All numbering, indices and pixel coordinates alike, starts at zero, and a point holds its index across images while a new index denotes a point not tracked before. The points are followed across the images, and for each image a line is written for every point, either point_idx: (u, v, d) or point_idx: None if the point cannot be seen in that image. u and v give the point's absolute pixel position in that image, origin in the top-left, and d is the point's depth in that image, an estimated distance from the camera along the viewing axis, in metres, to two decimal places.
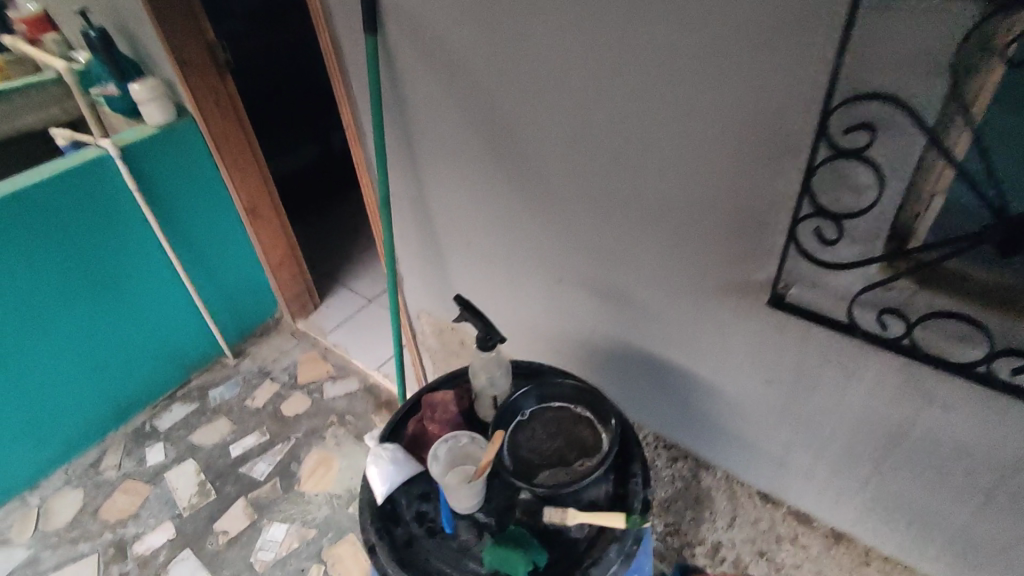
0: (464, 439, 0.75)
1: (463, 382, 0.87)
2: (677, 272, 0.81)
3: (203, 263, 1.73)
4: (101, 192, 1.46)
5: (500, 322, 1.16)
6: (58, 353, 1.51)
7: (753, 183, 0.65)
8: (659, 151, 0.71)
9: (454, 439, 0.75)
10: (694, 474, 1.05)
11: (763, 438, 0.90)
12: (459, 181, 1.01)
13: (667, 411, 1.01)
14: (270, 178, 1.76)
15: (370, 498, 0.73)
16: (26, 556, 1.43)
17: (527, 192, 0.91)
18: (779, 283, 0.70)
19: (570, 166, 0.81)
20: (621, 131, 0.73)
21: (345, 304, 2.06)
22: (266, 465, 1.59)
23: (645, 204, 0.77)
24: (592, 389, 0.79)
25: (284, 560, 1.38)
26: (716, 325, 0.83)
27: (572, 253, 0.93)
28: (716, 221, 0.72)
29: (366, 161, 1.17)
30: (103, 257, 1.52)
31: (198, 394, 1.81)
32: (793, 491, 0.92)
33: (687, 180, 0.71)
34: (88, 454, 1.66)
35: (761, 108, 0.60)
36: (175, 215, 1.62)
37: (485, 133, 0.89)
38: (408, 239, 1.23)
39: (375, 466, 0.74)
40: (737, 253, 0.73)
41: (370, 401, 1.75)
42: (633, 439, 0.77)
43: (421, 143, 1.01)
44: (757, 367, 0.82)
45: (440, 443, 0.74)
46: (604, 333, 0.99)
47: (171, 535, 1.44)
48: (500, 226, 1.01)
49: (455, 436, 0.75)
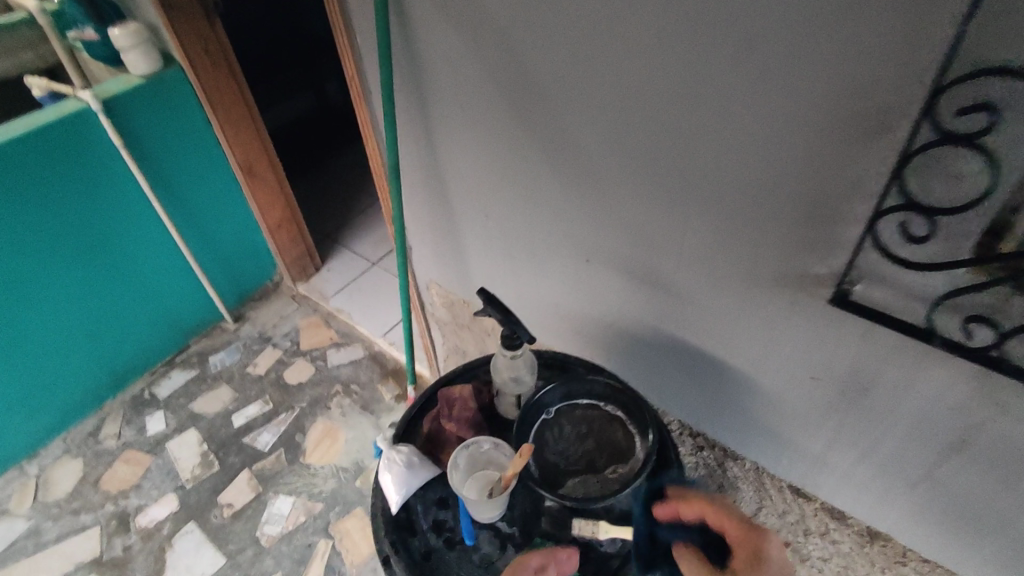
0: (485, 446, 0.69)
1: (481, 373, 0.81)
2: (724, 258, 0.73)
3: (198, 224, 1.64)
4: (85, 150, 1.35)
5: (519, 298, 1.08)
6: (49, 322, 1.44)
7: (829, 164, 0.57)
8: (718, 125, 0.61)
9: (474, 445, 0.69)
10: (721, 463, 1.00)
11: (803, 436, 0.84)
12: (477, 147, 0.91)
13: (696, 399, 0.95)
14: (267, 134, 1.65)
15: (384, 506, 0.68)
16: (28, 527, 1.41)
17: (557, 164, 0.82)
18: (847, 277, 0.62)
19: (610, 138, 0.72)
20: (674, 101, 0.63)
21: (348, 266, 1.98)
22: (270, 437, 1.54)
23: (697, 182, 0.68)
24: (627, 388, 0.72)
25: (291, 534, 1.36)
26: (763, 317, 0.75)
27: (604, 231, 0.84)
28: (779, 205, 0.63)
29: (373, 123, 1.07)
30: (91, 221, 1.43)
31: (197, 360, 1.75)
32: (829, 490, 0.87)
33: (748, 158, 0.62)
34: (86, 422, 1.62)
35: (853, 78, 0.51)
36: (166, 174, 1.52)
37: (511, 95, 0.79)
38: (417, 207, 1.13)
39: (388, 472, 0.68)
40: (800, 241, 0.64)
41: (375, 369, 1.70)
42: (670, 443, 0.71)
43: (435, 103, 0.90)
44: (806, 363, 0.75)
45: (460, 450, 0.69)
46: (632, 316, 0.92)
47: (174, 507, 1.42)
48: (522, 198, 0.92)
49: (475, 442, 0.70)
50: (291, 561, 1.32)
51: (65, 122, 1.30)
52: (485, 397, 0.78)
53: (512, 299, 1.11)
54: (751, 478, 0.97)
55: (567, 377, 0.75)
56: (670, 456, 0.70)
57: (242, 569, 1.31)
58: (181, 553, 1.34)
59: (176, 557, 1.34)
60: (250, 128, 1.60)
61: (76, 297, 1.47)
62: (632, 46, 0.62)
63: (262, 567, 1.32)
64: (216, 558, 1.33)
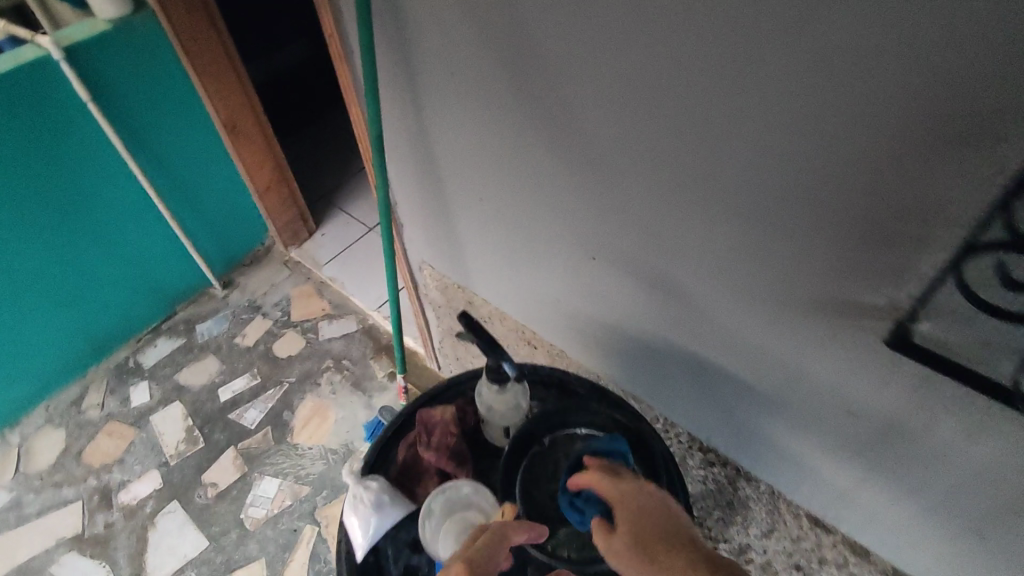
0: (466, 489, 0.62)
1: (467, 392, 0.73)
2: (751, 274, 0.62)
3: (180, 185, 1.53)
4: (51, 104, 1.23)
5: (518, 290, 0.98)
6: (24, 288, 1.36)
7: (903, 176, 0.45)
8: (763, 117, 0.50)
9: (452, 487, 0.61)
10: (732, 481, 0.90)
11: (828, 470, 0.73)
12: (472, 124, 0.78)
13: (708, 417, 0.84)
14: (253, 90, 1.52)
15: (349, 552, 0.61)
16: (8, 499, 1.37)
17: (562, 148, 0.70)
18: (917, 311, 0.50)
19: (627, 123, 0.60)
20: (711, 83, 0.51)
21: (343, 232, 1.88)
22: (257, 413, 1.48)
23: (728, 183, 0.57)
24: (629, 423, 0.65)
25: (276, 518, 1.31)
26: (792, 343, 0.64)
27: (614, 230, 0.73)
28: (828, 220, 0.52)
29: (356, 90, 0.95)
30: (61, 182, 1.32)
31: (184, 328, 1.68)
32: (853, 525, 0.78)
33: (797, 161, 0.50)
34: (69, 390, 1.57)
35: (952, 69, 0.39)
36: (142, 131, 1.39)
37: (513, 64, 0.66)
38: (407, 183, 1.02)
39: (355, 516, 0.60)
40: (848, 266, 0.53)
41: (368, 345, 1.61)
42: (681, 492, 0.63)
43: (424, 70, 0.78)
44: (840, 397, 0.64)
45: (435, 495, 0.61)
46: (641, 324, 0.81)
47: (157, 485, 1.37)
48: (523, 183, 0.79)
49: (455, 483, 0.62)
50: (275, 546, 1.27)
51: (26, 72, 1.17)
52: (471, 418, 0.70)
53: (509, 291, 1.00)
54: (764, 500, 0.87)
55: (563, 407, 0.68)
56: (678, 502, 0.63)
57: (225, 552, 1.27)
58: (164, 533, 1.30)
59: (158, 537, 1.30)
60: (233, 82, 1.47)
61: (50, 262, 1.38)
62: (662, 13, 0.50)
63: (245, 551, 1.27)
64: (199, 540, 1.29)
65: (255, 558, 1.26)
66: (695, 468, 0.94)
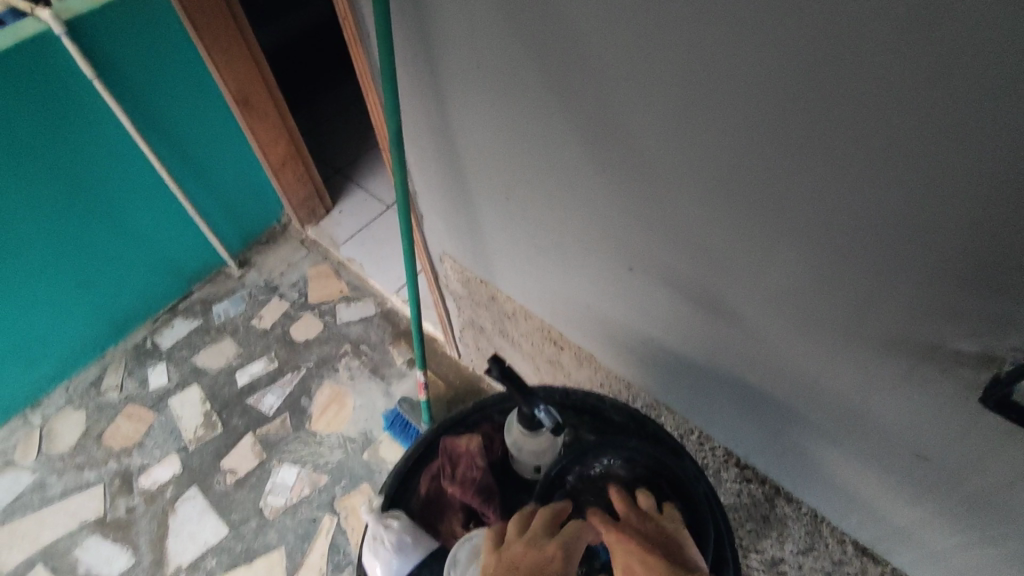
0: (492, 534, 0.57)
1: (495, 416, 0.72)
2: (816, 300, 0.55)
3: (191, 162, 1.47)
4: (55, 83, 1.17)
5: (546, 291, 0.91)
6: (40, 271, 1.34)
7: None
8: (860, 131, 0.43)
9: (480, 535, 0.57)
10: (770, 499, 0.84)
11: (887, 503, 0.67)
12: (500, 118, 0.71)
13: (751, 436, 0.78)
14: (263, 60, 1.44)
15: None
16: (32, 480, 1.38)
17: (604, 150, 0.62)
18: None
19: (685, 128, 0.53)
20: (795, 89, 0.44)
21: (360, 210, 1.82)
22: (275, 399, 1.46)
23: (805, 200, 0.49)
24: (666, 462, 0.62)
25: (294, 507, 1.30)
26: (859, 374, 0.58)
27: (658, 239, 0.66)
28: (931, 250, 0.45)
29: (371, 72, 0.87)
30: (71, 163, 1.27)
31: (201, 309, 1.66)
32: (907, 558, 0.72)
33: (896, 181, 0.43)
34: (88, 371, 1.56)
35: None
36: (151, 106, 1.33)
37: (550, 58, 0.59)
38: (428, 174, 0.94)
39: (378, 562, 0.57)
40: (951, 301, 0.46)
41: (387, 329, 1.58)
42: (727, 538, 0.61)
43: (448, 57, 0.70)
44: (912, 436, 0.58)
45: (461, 544, 0.57)
46: (681, 337, 0.74)
47: (177, 470, 1.37)
48: (556, 184, 0.72)
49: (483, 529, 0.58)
50: (294, 535, 1.26)
51: (25, 50, 1.11)
52: (498, 448, 0.70)
53: (536, 290, 0.94)
54: (804, 520, 0.82)
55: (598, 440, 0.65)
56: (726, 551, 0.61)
57: (245, 540, 1.27)
58: (184, 519, 1.30)
59: (179, 523, 1.30)
60: (243, 52, 1.39)
61: (62, 247, 1.35)
62: (738, 6, 0.43)
63: (264, 540, 1.26)
64: (218, 527, 1.29)
65: (275, 548, 1.25)
66: (728, 479, 0.89)
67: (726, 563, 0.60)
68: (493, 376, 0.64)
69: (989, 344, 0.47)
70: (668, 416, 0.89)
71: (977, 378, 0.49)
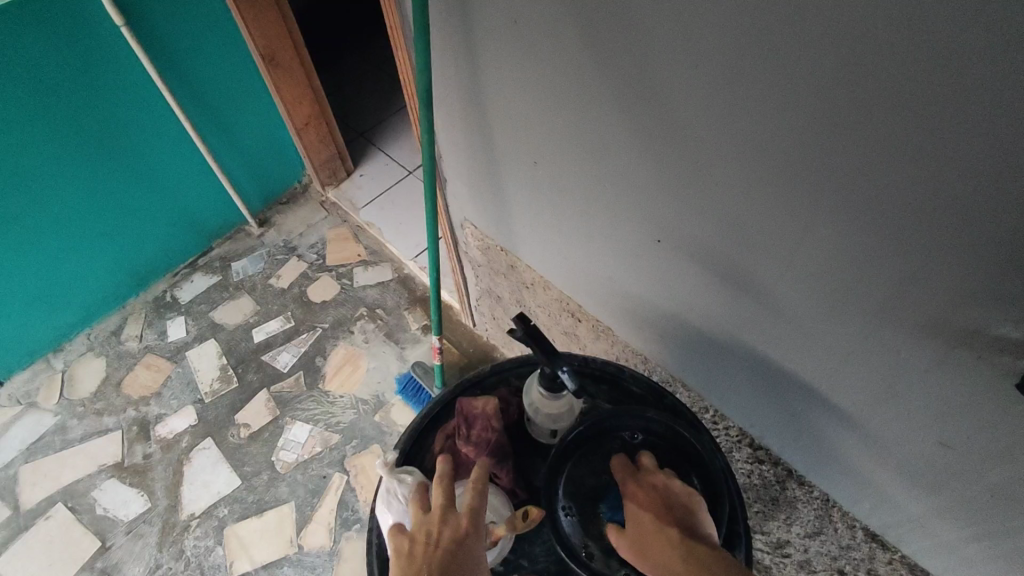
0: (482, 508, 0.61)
1: (512, 379, 0.74)
2: (850, 282, 0.54)
3: (217, 118, 1.47)
4: (87, 31, 1.17)
5: (568, 261, 0.91)
6: (66, 219, 1.35)
7: None
8: (918, 101, 0.40)
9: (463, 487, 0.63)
10: (780, 481, 0.83)
11: (903, 490, 0.67)
12: (531, 78, 0.69)
13: (767, 416, 0.77)
14: (292, 15, 1.42)
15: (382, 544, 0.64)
16: (55, 422, 1.42)
17: (639, 115, 0.61)
18: None
19: (725, 97, 0.51)
20: (844, 60, 0.42)
21: (382, 174, 1.81)
22: (290, 357, 1.48)
23: (850, 174, 0.47)
24: (683, 433, 0.63)
25: (306, 463, 1.32)
26: (889, 358, 0.56)
27: (688, 212, 0.64)
28: (978, 230, 0.43)
29: (404, 29, 0.85)
30: (97, 113, 1.27)
31: (220, 265, 1.67)
32: (919, 547, 0.72)
33: (952, 155, 0.41)
34: (110, 320, 1.59)
35: None
36: (177, 58, 1.32)
37: (588, 19, 0.57)
38: (455, 136, 0.93)
39: (391, 514, 0.61)
40: (995, 286, 0.45)
41: (403, 294, 1.58)
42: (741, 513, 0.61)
43: (481, 13, 0.68)
44: (937, 422, 0.57)
45: None
46: (703, 314, 0.74)
47: (192, 420, 1.40)
48: (584, 152, 0.71)
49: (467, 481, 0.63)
50: (304, 490, 1.29)
51: None
52: (514, 410, 0.72)
53: (557, 262, 0.93)
54: (814, 505, 0.81)
55: (617, 409, 0.66)
56: (737, 526, 0.60)
57: (257, 492, 1.29)
58: (198, 469, 1.33)
59: (194, 472, 1.33)
60: (273, 8, 1.37)
61: (88, 197, 1.36)
62: None
63: (276, 493, 1.29)
64: (232, 478, 1.31)
65: (285, 501, 1.27)
66: (739, 462, 0.88)
67: (738, 537, 0.60)
68: (516, 336, 0.65)
69: None
70: (684, 392, 0.89)
71: (1015, 365, 0.48)
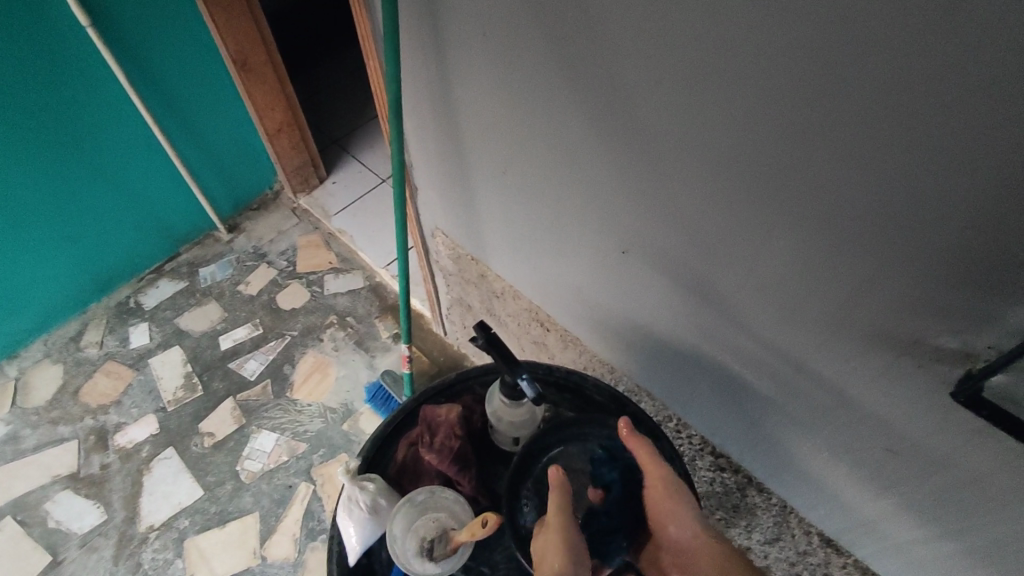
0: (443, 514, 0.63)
1: (476, 387, 0.75)
2: (805, 293, 0.56)
3: (186, 121, 1.45)
4: (52, 30, 1.15)
5: (537, 270, 0.92)
6: (25, 221, 1.32)
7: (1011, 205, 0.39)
8: (863, 117, 0.42)
9: (423, 495, 0.64)
10: (741, 488, 0.85)
11: (856, 495, 0.69)
12: (501, 90, 0.70)
13: (729, 424, 0.79)
14: (265, 21, 1.41)
15: (342, 551, 0.64)
16: (7, 431, 1.37)
17: (604, 130, 0.62)
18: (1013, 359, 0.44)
19: (687, 112, 0.53)
20: (793, 81, 0.44)
21: (355, 182, 1.81)
22: (257, 364, 1.46)
23: (801, 190, 0.50)
24: None
25: (271, 472, 1.30)
26: (841, 367, 0.59)
27: (652, 223, 0.66)
28: (918, 245, 0.45)
29: (376, 37, 0.86)
30: (62, 114, 1.25)
31: (187, 271, 1.64)
32: (871, 550, 0.74)
33: (891, 173, 0.43)
34: (69, 326, 1.55)
35: None
36: (145, 61, 1.31)
37: (554, 35, 0.59)
38: (427, 144, 0.93)
39: (353, 523, 0.63)
40: (935, 298, 0.47)
41: (375, 302, 1.58)
42: None
43: (452, 23, 0.69)
44: (884, 428, 0.59)
45: (402, 510, 0.63)
46: (667, 324, 0.75)
47: (154, 430, 1.37)
48: (552, 163, 0.72)
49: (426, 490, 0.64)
50: (269, 500, 1.26)
51: None
52: (478, 419, 0.72)
53: (527, 272, 0.94)
54: (773, 512, 0.83)
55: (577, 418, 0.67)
56: None
57: (220, 503, 1.26)
58: (159, 479, 1.30)
59: (154, 483, 1.29)
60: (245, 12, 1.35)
61: (50, 200, 1.33)
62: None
63: (239, 503, 1.26)
64: (193, 488, 1.28)
65: (249, 512, 1.25)
66: (701, 469, 0.89)
67: None
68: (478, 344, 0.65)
69: (967, 341, 0.48)
70: (649, 401, 0.90)
71: (954, 373, 0.50)
